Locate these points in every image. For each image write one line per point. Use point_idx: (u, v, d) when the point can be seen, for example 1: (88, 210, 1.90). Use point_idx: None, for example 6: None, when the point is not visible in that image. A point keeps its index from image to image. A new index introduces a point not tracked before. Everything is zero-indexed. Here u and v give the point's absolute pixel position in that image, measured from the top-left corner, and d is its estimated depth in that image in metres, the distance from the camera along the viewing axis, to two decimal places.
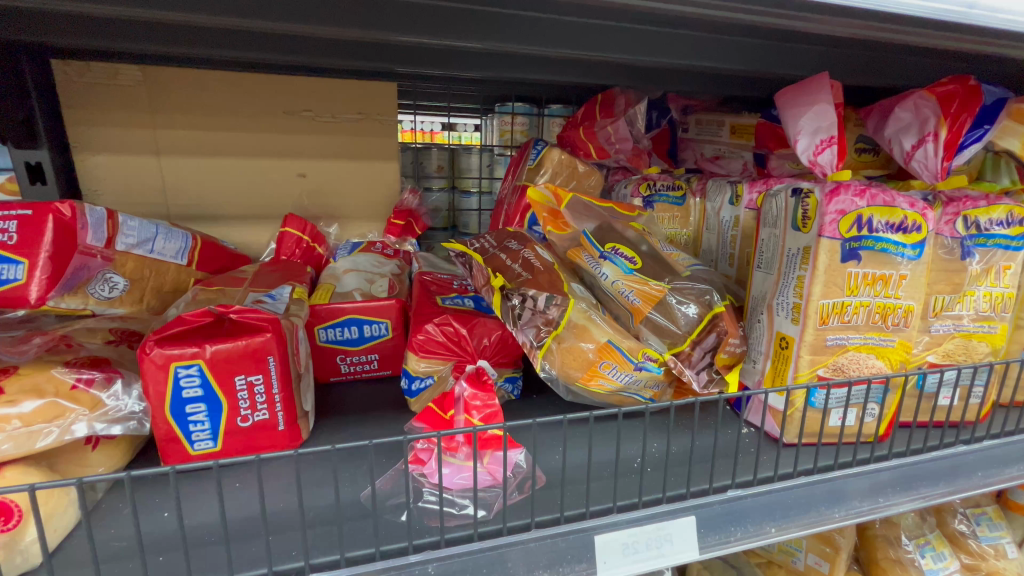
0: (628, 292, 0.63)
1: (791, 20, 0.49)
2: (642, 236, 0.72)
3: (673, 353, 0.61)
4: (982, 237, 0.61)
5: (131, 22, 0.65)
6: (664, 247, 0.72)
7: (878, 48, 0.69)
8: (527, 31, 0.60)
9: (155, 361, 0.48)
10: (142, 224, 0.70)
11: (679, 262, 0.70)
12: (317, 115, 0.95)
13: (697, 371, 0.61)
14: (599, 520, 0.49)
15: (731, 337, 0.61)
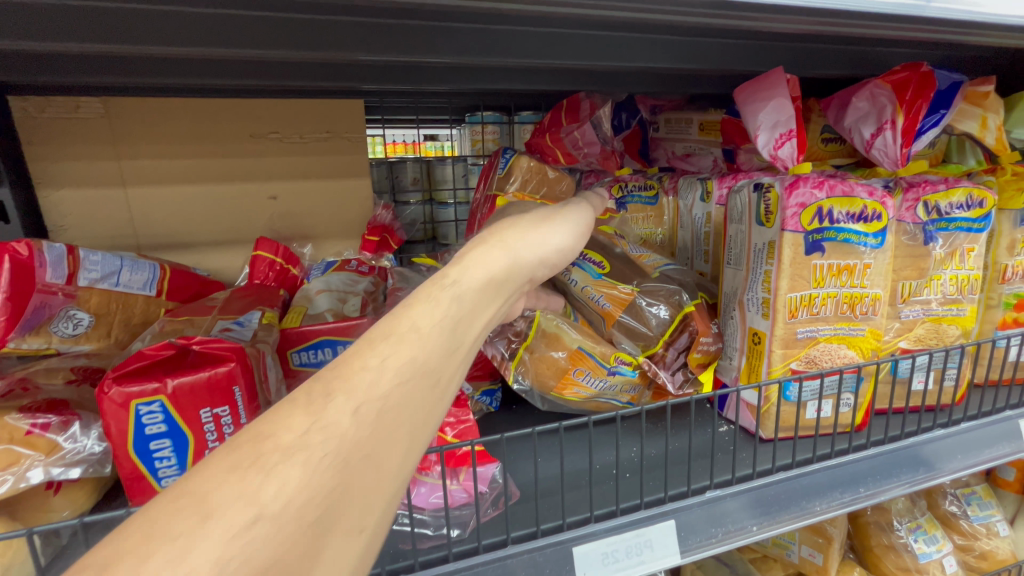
0: (598, 297, 0.64)
1: (742, 20, 0.50)
2: (613, 239, 0.71)
3: (647, 356, 0.62)
4: (943, 221, 0.61)
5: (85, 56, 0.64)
6: (637, 248, 0.72)
7: (832, 40, 0.70)
8: (485, 43, 0.60)
9: (115, 400, 0.47)
10: (105, 258, 0.69)
11: (647, 262, 0.70)
12: (284, 136, 0.95)
13: (672, 372, 0.63)
14: (577, 531, 0.48)
15: (704, 336, 0.62)
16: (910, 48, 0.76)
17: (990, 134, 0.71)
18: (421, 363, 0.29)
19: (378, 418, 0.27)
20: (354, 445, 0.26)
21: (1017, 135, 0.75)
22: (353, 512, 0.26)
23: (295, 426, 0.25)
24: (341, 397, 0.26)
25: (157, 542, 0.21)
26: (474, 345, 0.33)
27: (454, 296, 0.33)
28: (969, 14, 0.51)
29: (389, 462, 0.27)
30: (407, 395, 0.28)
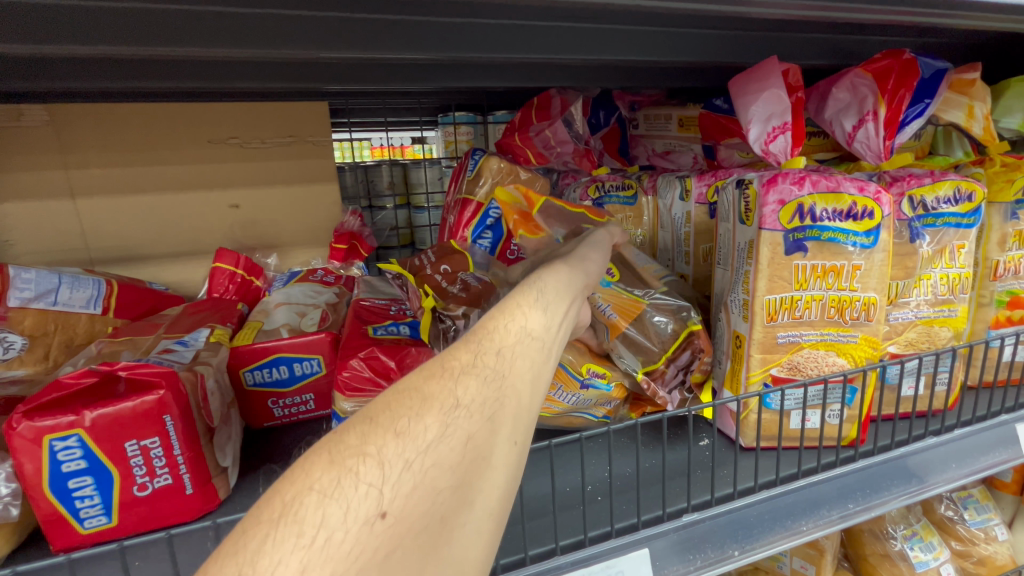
0: (604, 306, 0.58)
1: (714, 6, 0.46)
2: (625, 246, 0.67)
3: (647, 373, 0.58)
4: (930, 217, 0.58)
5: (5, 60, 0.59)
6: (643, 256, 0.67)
7: (813, 29, 0.66)
8: (441, 35, 0.54)
9: (25, 436, 0.43)
10: (40, 275, 0.65)
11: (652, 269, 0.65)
12: (244, 142, 0.90)
13: (669, 390, 0.59)
14: (540, 565, 0.45)
15: (706, 356, 0.59)
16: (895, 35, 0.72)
17: (977, 123, 0.67)
18: (543, 320, 0.33)
19: (522, 355, 0.30)
20: (508, 371, 0.29)
21: (1005, 124, 0.72)
22: (517, 423, 0.29)
23: (465, 358, 0.28)
24: (492, 337, 0.30)
25: (388, 422, 0.23)
26: (572, 322, 0.37)
27: (550, 275, 0.37)
28: None
29: (535, 387, 0.30)
30: (539, 341, 0.32)
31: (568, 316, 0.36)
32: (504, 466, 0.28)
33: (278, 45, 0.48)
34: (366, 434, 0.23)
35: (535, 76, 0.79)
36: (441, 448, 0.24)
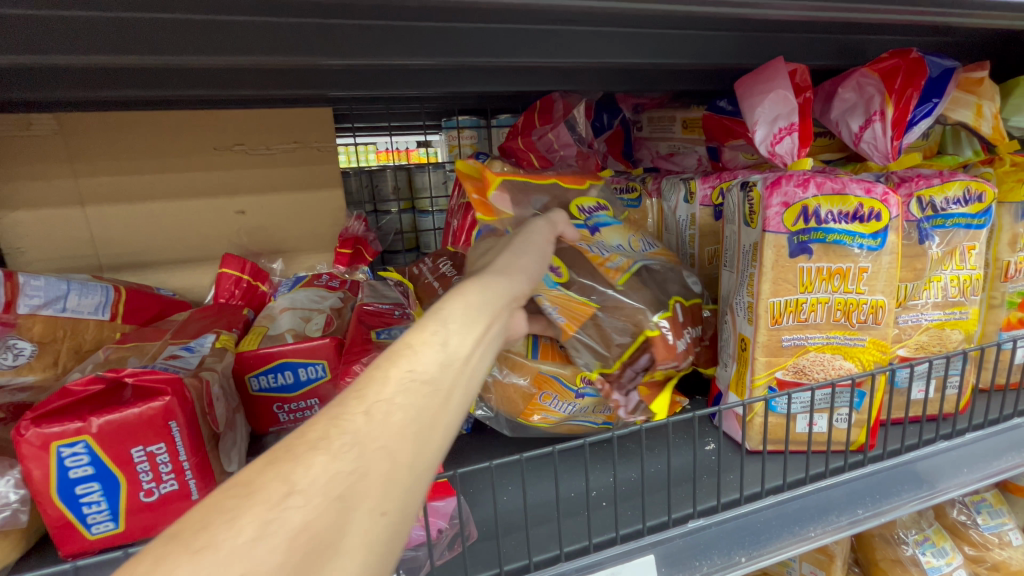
0: (552, 311, 0.55)
1: (717, 9, 0.45)
2: (587, 235, 0.60)
3: (602, 374, 0.57)
4: (939, 218, 0.57)
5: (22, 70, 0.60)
6: (613, 244, 0.62)
7: (819, 30, 0.66)
8: (443, 42, 0.54)
9: (33, 443, 0.43)
10: (49, 282, 0.65)
11: (614, 262, 0.59)
12: (250, 148, 0.91)
13: (627, 394, 0.57)
14: (544, 571, 0.44)
15: (664, 360, 0.56)
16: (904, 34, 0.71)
17: (985, 122, 0.66)
18: (433, 365, 0.31)
19: (396, 412, 0.28)
20: (379, 433, 0.27)
21: (1015, 123, 0.71)
22: (395, 484, 0.27)
23: (319, 428, 0.26)
24: (363, 398, 0.28)
25: (190, 534, 0.22)
26: (485, 349, 0.35)
27: (451, 307, 0.35)
28: None
29: (419, 442, 0.29)
30: (425, 390, 0.30)
31: (474, 349, 0.34)
32: (360, 548, 0.25)
33: (282, 51, 0.48)
34: (179, 548, 0.21)
35: (539, 80, 0.79)
36: (261, 554, 0.22)
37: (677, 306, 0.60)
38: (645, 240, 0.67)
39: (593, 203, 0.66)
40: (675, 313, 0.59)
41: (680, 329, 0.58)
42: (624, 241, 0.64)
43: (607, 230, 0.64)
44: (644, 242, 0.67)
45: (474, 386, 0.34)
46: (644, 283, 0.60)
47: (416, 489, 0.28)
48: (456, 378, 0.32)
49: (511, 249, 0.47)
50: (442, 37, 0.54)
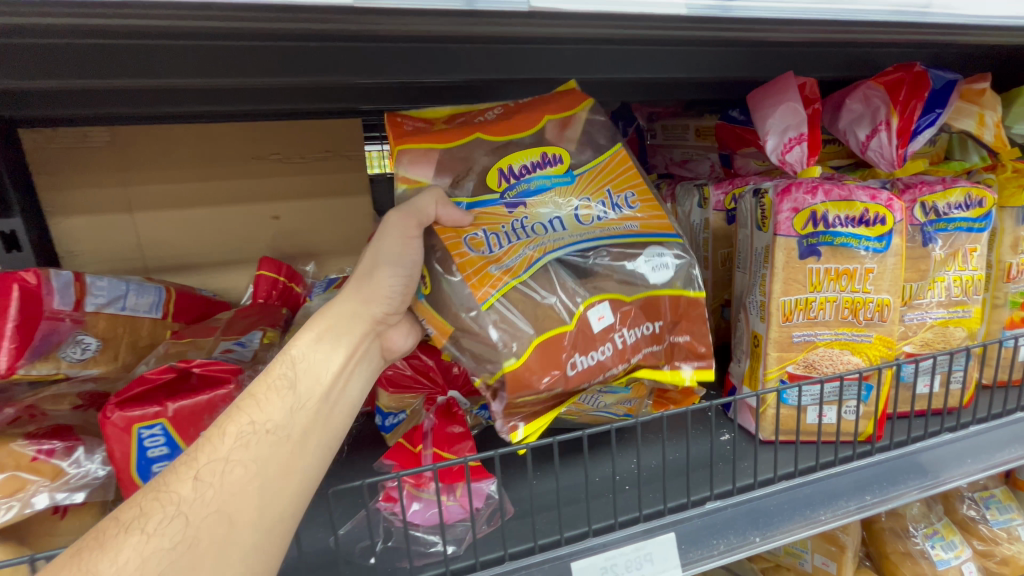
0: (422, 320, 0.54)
1: (737, 32, 0.49)
2: (493, 221, 0.55)
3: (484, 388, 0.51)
4: (942, 221, 0.61)
5: (95, 91, 0.66)
6: (536, 223, 0.57)
7: (830, 45, 0.69)
8: (481, 60, 0.58)
9: (117, 424, 0.48)
10: (111, 283, 0.70)
11: (499, 266, 0.53)
12: (286, 158, 0.96)
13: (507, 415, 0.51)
14: (575, 546, 0.48)
15: (523, 386, 0.48)
16: (912, 48, 0.74)
17: (988, 131, 0.69)
18: (276, 416, 0.41)
19: (231, 471, 0.38)
20: (209, 499, 0.36)
21: (1018, 130, 0.74)
22: (237, 539, 0.37)
23: (136, 507, 0.35)
24: (189, 468, 0.37)
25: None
26: (333, 391, 0.44)
27: (303, 355, 0.44)
28: (977, 16, 0.49)
29: (267, 491, 0.38)
30: (270, 441, 0.39)
31: (320, 395, 0.43)
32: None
33: (335, 72, 0.54)
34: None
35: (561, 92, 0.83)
36: None
37: (604, 308, 0.53)
38: (611, 206, 0.59)
39: (537, 158, 0.58)
40: (587, 321, 0.52)
41: (589, 343, 0.51)
42: (568, 218, 0.58)
43: (541, 199, 0.58)
44: (610, 208, 0.59)
45: (333, 422, 0.44)
46: (553, 280, 0.53)
47: (264, 532, 0.38)
48: (303, 426, 0.41)
49: (371, 262, 0.49)
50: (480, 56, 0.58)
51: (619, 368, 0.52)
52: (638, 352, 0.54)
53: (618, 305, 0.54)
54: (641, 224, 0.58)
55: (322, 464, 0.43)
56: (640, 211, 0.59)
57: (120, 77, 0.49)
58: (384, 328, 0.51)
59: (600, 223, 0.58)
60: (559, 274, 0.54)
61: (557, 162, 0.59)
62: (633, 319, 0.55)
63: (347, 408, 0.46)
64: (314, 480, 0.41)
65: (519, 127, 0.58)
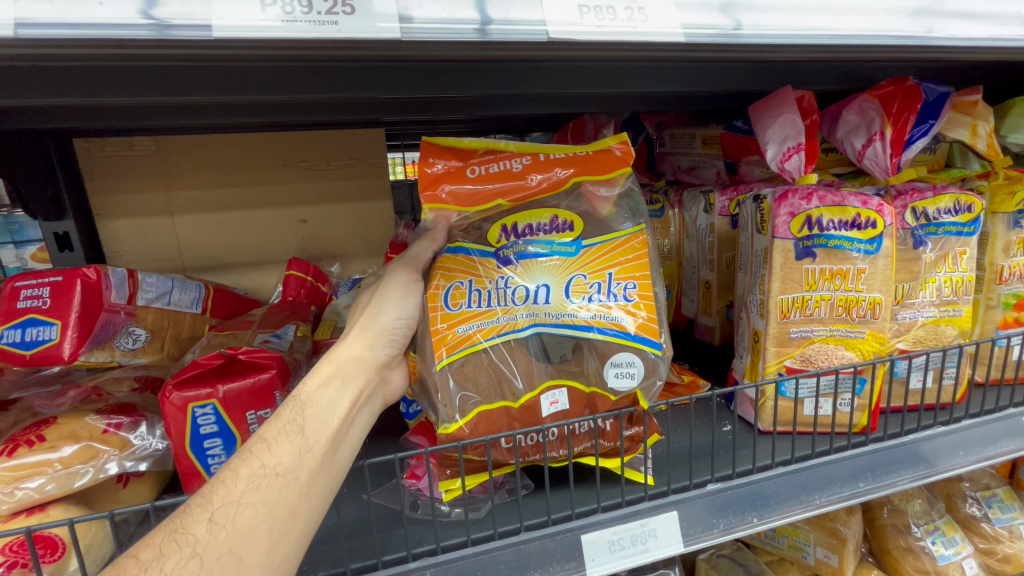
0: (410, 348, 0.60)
1: (747, 52, 0.53)
2: (482, 275, 0.57)
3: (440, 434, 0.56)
4: (932, 226, 0.65)
5: (154, 106, 0.71)
6: (520, 286, 0.57)
7: (836, 61, 0.73)
8: (507, 76, 0.63)
9: (174, 403, 0.53)
10: (158, 280, 0.73)
11: (464, 329, 0.55)
12: (313, 165, 0.96)
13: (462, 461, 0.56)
14: (585, 520, 0.53)
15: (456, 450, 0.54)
16: (913, 62, 0.78)
17: (981, 140, 0.73)
18: (287, 459, 0.42)
19: (243, 513, 0.39)
20: (222, 540, 0.37)
21: (1013, 140, 0.77)
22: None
23: (154, 548, 0.36)
24: (205, 510, 0.38)
25: None
26: (338, 436, 0.46)
27: (312, 400, 0.46)
28: (971, 37, 0.53)
29: (276, 533, 0.40)
30: (279, 483, 0.41)
31: (326, 440, 0.45)
32: None
33: (376, 88, 0.58)
34: None
35: (580, 103, 0.86)
36: None
37: (561, 393, 0.55)
38: (608, 291, 0.56)
39: (545, 221, 0.59)
40: (540, 403, 0.54)
41: (533, 422, 0.55)
42: (557, 288, 0.57)
43: (534, 262, 0.58)
44: (607, 292, 0.56)
45: (337, 464, 0.46)
46: (516, 359, 0.55)
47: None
48: (311, 468, 0.43)
49: (377, 303, 0.53)
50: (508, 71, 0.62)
51: (557, 451, 0.55)
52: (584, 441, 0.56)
53: (576, 392, 0.55)
54: (632, 320, 0.55)
55: (325, 507, 0.44)
56: (634, 304, 0.56)
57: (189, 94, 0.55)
58: (385, 369, 0.54)
59: (586, 305, 0.56)
60: (522, 358, 0.55)
61: (568, 227, 0.59)
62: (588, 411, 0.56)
63: (351, 449, 0.48)
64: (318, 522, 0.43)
65: (541, 191, 0.58)
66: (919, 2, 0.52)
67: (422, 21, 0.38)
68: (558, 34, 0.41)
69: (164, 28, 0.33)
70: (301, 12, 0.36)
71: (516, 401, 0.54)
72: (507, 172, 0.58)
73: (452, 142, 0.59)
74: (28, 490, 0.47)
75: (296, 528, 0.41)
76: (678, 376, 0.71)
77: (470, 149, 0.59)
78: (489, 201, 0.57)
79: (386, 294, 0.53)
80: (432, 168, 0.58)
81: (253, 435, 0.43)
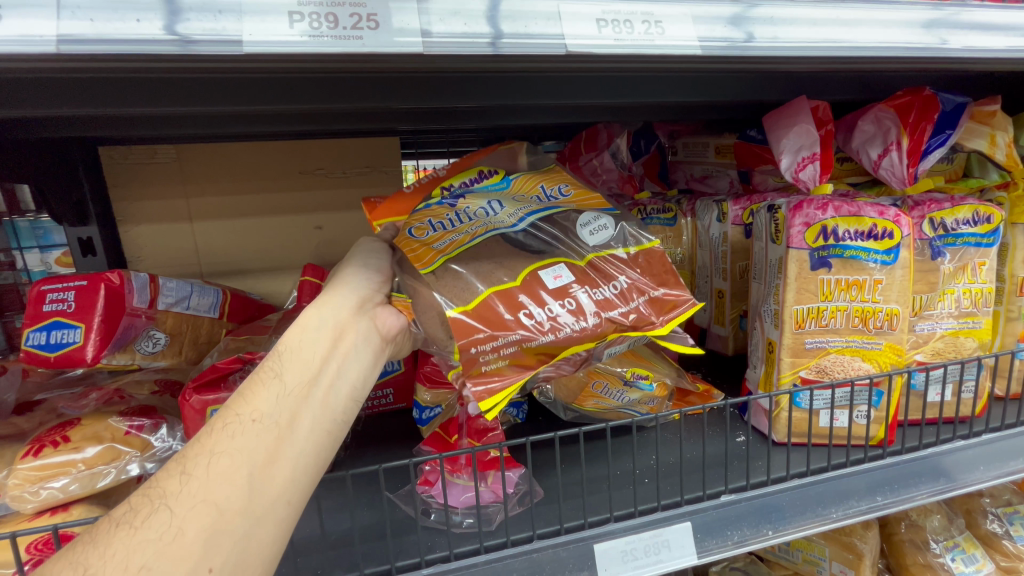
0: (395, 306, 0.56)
1: (764, 62, 0.53)
2: (437, 212, 0.59)
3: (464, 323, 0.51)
4: (950, 237, 0.64)
5: (180, 116, 0.72)
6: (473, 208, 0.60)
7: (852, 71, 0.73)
8: (525, 86, 0.63)
9: (194, 407, 0.55)
10: (178, 283, 0.72)
11: (440, 244, 0.56)
12: (329, 172, 0.98)
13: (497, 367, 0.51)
14: (598, 530, 0.53)
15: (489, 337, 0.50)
16: (931, 72, 0.77)
17: (999, 150, 0.72)
18: (264, 404, 0.40)
19: (214, 461, 0.37)
20: (195, 490, 0.35)
21: None
22: (227, 528, 0.35)
23: (125, 507, 0.36)
24: (176, 465, 0.37)
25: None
26: (322, 376, 0.43)
27: (288, 344, 0.43)
28: (989, 49, 0.52)
29: (257, 478, 0.37)
30: (256, 428, 0.38)
31: (306, 380, 0.42)
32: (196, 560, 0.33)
33: (395, 98, 0.60)
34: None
35: (597, 112, 0.86)
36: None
37: (562, 268, 0.56)
38: (547, 196, 0.62)
39: (473, 175, 0.63)
40: (545, 278, 0.55)
41: (547, 296, 0.54)
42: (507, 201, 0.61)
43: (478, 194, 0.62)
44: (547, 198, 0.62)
45: (327, 407, 0.42)
46: (499, 253, 0.57)
47: (254, 522, 0.36)
48: (293, 410, 0.40)
49: (345, 271, 0.53)
50: (525, 83, 0.63)
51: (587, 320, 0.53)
52: (609, 307, 0.54)
53: (574, 266, 0.57)
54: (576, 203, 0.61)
55: (315, 449, 0.41)
56: (572, 196, 0.62)
57: (218, 104, 0.56)
58: (371, 313, 0.49)
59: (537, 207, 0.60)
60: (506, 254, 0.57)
61: (490, 174, 0.64)
62: (592, 280, 0.56)
63: (344, 391, 0.44)
64: (308, 465, 0.40)
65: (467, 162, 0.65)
66: (936, 13, 0.51)
67: (442, 35, 0.39)
68: (576, 48, 0.41)
69: (187, 44, 0.34)
70: (327, 27, 0.37)
71: (517, 278, 0.54)
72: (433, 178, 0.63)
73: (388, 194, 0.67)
74: (52, 490, 0.49)
75: (279, 471, 0.38)
76: (692, 384, 0.71)
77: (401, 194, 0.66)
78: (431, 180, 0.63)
79: (355, 263, 0.54)
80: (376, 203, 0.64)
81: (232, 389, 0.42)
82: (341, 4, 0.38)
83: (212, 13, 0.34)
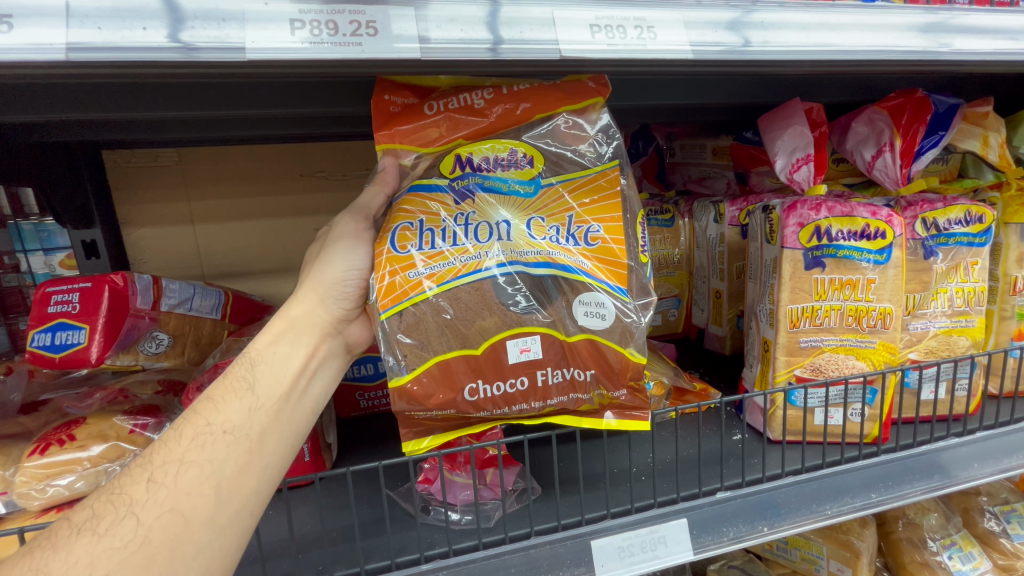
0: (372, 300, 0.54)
1: (755, 66, 0.54)
2: (438, 215, 0.53)
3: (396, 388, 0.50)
4: (942, 236, 0.65)
5: (182, 120, 0.74)
6: (482, 223, 0.53)
7: (843, 74, 0.74)
8: None
9: None
10: (181, 285, 0.73)
11: (420, 272, 0.50)
12: (329, 175, 0.99)
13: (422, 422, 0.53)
14: (594, 526, 0.54)
15: (418, 407, 0.51)
16: (922, 74, 0.78)
17: (992, 151, 0.72)
18: (235, 417, 0.42)
19: (183, 472, 0.38)
20: (162, 498, 0.37)
21: None
22: (192, 537, 0.37)
23: (88, 510, 0.37)
24: (144, 470, 0.38)
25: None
26: (291, 394, 0.45)
27: (262, 357, 0.46)
28: (979, 52, 0.53)
29: (224, 490, 0.39)
30: (227, 440, 0.41)
31: (276, 396, 0.44)
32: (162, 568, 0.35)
33: None
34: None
35: None
36: None
37: (533, 340, 0.52)
38: (567, 234, 0.54)
39: (505, 155, 0.55)
40: (508, 349, 0.51)
41: (500, 370, 0.51)
42: (519, 224, 0.54)
43: (493, 199, 0.55)
44: (565, 237, 0.54)
45: (293, 421, 0.45)
46: (482, 305, 0.51)
47: (219, 532, 0.38)
48: (263, 425, 0.43)
49: (325, 256, 0.51)
50: None
51: (531, 403, 0.52)
52: (558, 393, 0.53)
53: (547, 339, 0.52)
54: (594, 263, 0.53)
55: (281, 462, 0.43)
56: (595, 248, 0.54)
57: (221, 108, 0.57)
58: (342, 326, 0.51)
59: (550, 244, 0.53)
60: (491, 296, 0.51)
61: (527, 163, 0.55)
62: (562, 360, 0.53)
63: (309, 406, 0.47)
64: (273, 479, 0.42)
65: (505, 124, 0.54)
66: (925, 18, 0.52)
67: (440, 41, 0.40)
68: (570, 52, 0.42)
69: (190, 51, 0.35)
70: (328, 34, 0.38)
71: (479, 346, 0.51)
72: (468, 107, 0.54)
73: (413, 82, 0.54)
74: (58, 487, 0.50)
75: (246, 485, 0.40)
76: (690, 384, 0.71)
77: (432, 87, 0.55)
78: (447, 137, 0.53)
79: (337, 248, 0.51)
80: (388, 104, 0.53)
81: (201, 397, 0.43)
82: (341, 11, 0.39)
83: (216, 21, 0.36)
